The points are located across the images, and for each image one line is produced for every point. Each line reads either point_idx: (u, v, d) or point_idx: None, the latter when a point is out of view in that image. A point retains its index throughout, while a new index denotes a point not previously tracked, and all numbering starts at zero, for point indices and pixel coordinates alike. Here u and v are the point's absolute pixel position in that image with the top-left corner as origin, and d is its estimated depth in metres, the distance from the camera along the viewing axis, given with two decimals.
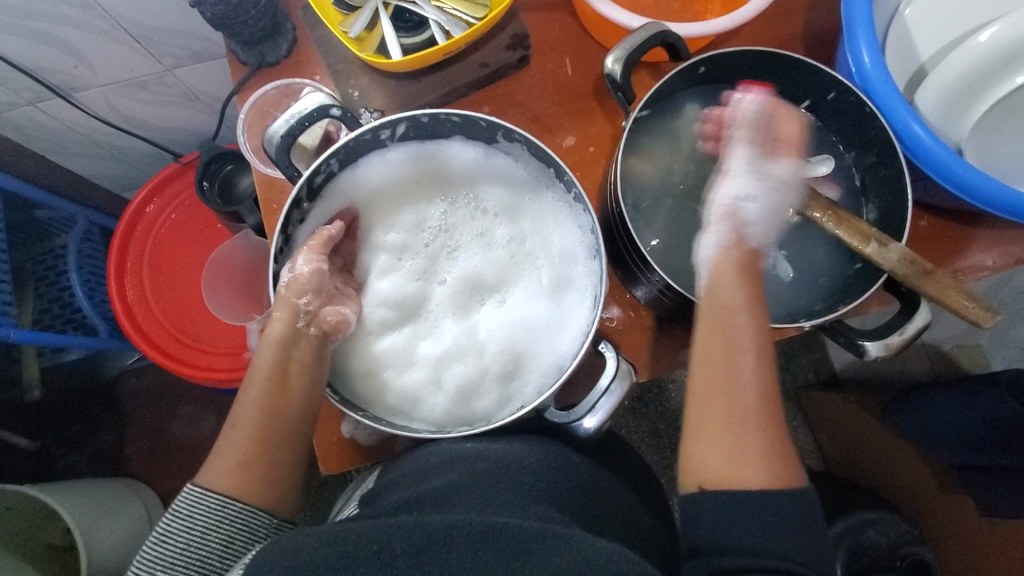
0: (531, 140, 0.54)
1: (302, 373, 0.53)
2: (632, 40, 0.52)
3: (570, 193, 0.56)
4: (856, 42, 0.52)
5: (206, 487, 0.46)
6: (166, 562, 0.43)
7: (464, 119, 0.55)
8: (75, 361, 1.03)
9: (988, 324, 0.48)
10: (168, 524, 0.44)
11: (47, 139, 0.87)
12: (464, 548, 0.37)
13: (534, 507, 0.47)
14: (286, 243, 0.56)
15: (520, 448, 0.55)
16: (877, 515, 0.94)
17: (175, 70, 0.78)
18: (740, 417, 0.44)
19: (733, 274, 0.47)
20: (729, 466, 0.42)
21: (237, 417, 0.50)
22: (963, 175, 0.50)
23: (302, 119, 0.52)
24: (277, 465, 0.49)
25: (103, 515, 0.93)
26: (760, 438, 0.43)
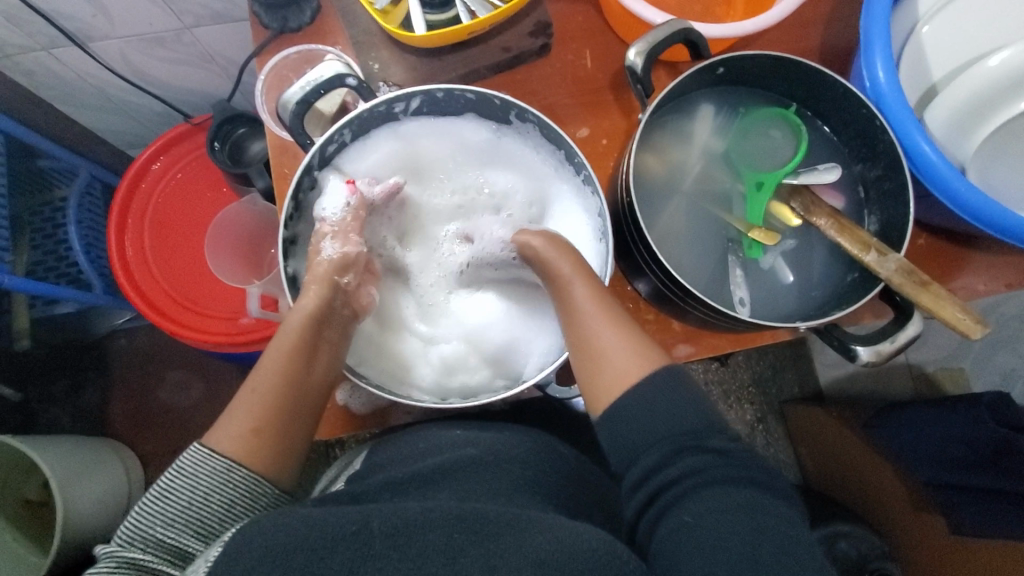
0: (544, 121, 0.54)
1: (329, 347, 0.53)
2: (655, 34, 0.53)
3: (580, 176, 0.57)
4: (872, 56, 0.53)
5: (213, 449, 0.46)
6: (166, 517, 0.44)
7: (478, 96, 0.55)
8: (66, 314, 1.02)
9: (977, 336, 0.48)
10: (171, 481, 0.45)
11: (57, 87, 0.86)
12: (441, 530, 0.37)
13: (516, 497, 0.48)
14: (297, 208, 0.56)
15: (507, 437, 0.56)
16: (850, 528, 0.96)
17: (195, 29, 0.78)
18: (594, 326, 0.48)
19: (567, 256, 0.51)
20: (595, 370, 0.47)
21: (255, 379, 0.49)
22: (965, 193, 0.51)
23: (318, 87, 0.52)
24: (287, 435, 0.49)
25: (83, 473, 0.93)
26: (617, 336, 0.47)
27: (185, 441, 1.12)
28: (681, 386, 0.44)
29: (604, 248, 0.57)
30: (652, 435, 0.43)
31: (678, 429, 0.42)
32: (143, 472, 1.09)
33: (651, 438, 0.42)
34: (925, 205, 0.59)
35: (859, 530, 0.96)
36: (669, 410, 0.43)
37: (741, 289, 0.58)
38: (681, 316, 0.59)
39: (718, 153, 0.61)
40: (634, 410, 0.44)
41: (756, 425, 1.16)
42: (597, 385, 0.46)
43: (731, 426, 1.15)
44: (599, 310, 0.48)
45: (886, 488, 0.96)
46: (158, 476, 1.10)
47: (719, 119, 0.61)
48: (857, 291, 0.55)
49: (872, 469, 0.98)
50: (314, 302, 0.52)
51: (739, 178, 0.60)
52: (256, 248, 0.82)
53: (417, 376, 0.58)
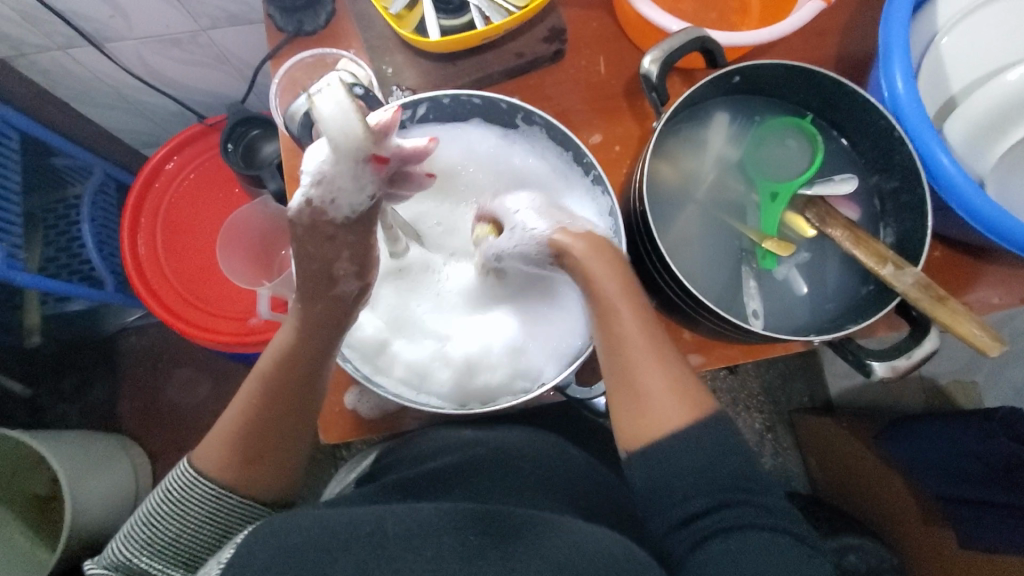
0: (551, 123, 0.55)
1: (321, 373, 0.50)
2: (671, 42, 0.53)
3: (589, 176, 0.57)
4: (890, 67, 0.53)
5: (199, 474, 0.48)
6: (157, 544, 0.47)
7: (486, 101, 0.57)
8: (77, 311, 1.03)
9: (994, 353, 0.47)
10: (161, 506, 0.47)
11: (74, 87, 0.87)
12: (457, 534, 0.36)
13: (531, 496, 0.47)
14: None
15: (516, 439, 0.56)
16: (860, 541, 0.95)
17: (210, 31, 0.78)
18: (636, 361, 0.45)
19: (607, 270, 0.47)
20: (637, 408, 0.44)
21: (240, 402, 0.49)
22: (983, 208, 0.50)
23: None
24: (273, 455, 0.49)
25: (91, 469, 0.93)
26: (659, 376, 0.44)
27: (193, 439, 1.13)
28: (728, 439, 0.43)
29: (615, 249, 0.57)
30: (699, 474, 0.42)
31: (727, 482, 0.41)
32: (151, 468, 1.10)
33: (694, 490, 0.41)
34: (942, 217, 0.58)
35: (868, 543, 0.95)
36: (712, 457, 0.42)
37: (755, 300, 0.57)
38: (694, 326, 0.59)
39: (732, 162, 0.61)
40: (671, 457, 0.42)
41: (764, 434, 1.15)
42: (635, 415, 0.44)
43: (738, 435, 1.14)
44: (644, 344, 0.45)
45: (898, 503, 0.95)
46: (165, 473, 1.11)
47: (733, 127, 0.61)
48: (872, 305, 0.54)
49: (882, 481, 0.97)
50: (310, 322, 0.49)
51: (753, 187, 0.60)
52: (267, 249, 0.83)
53: (430, 382, 0.58)
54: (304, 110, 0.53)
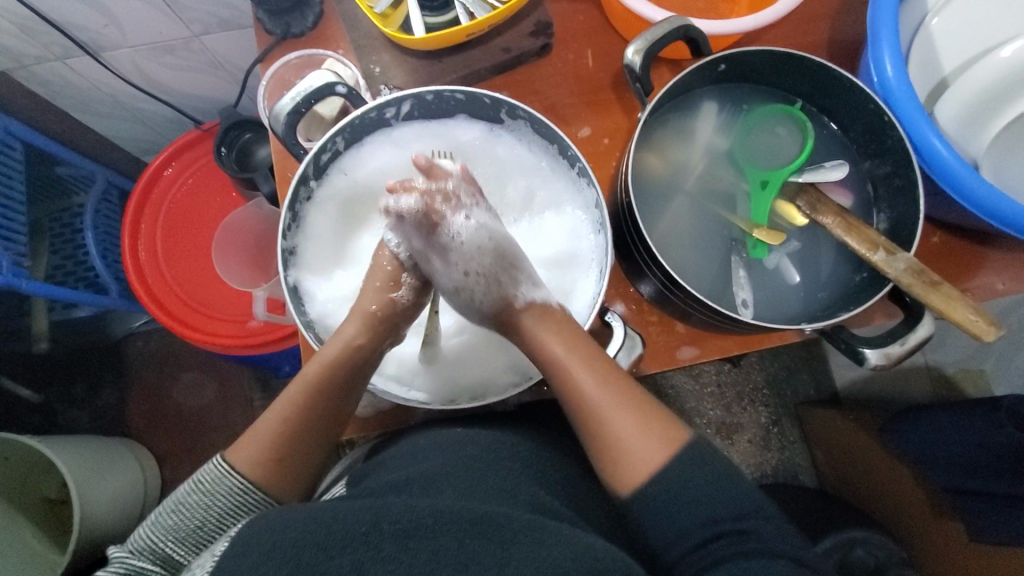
0: (535, 116, 0.54)
1: (358, 389, 0.53)
2: (654, 31, 0.52)
3: (574, 168, 0.57)
4: (879, 51, 0.52)
5: (233, 467, 0.48)
6: (181, 532, 0.46)
7: (468, 97, 0.56)
8: (83, 318, 1.05)
9: (989, 339, 0.46)
10: (189, 494, 0.47)
11: (73, 97, 0.88)
12: (452, 536, 0.36)
13: (524, 490, 0.47)
14: (295, 220, 0.56)
15: (507, 436, 0.56)
16: (867, 534, 0.94)
17: (202, 37, 0.79)
18: (602, 415, 0.48)
19: (556, 333, 0.51)
20: (614, 455, 0.47)
21: (280, 408, 0.50)
22: (977, 190, 0.49)
23: (308, 97, 0.53)
24: (302, 465, 0.50)
25: (99, 473, 0.95)
26: (626, 422, 0.47)
27: (200, 442, 1.14)
28: (708, 464, 0.45)
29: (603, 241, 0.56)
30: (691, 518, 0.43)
31: (722, 510, 0.43)
32: (160, 471, 1.11)
33: (690, 524, 0.43)
34: (937, 202, 0.57)
35: (876, 537, 0.94)
36: (699, 495, 0.44)
37: (744, 290, 0.57)
38: (685, 318, 0.58)
39: (721, 152, 0.60)
40: (663, 496, 0.45)
41: (770, 428, 1.14)
42: (614, 466, 0.47)
43: (744, 429, 1.14)
44: (608, 397, 0.48)
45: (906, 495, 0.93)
46: (174, 476, 1.12)
47: (722, 117, 0.60)
48: (865, 292, 0.54)
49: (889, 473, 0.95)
50: (359, 334, 0.52)
51: (744, 176, 0.59)
52: (263, 252, 0.83)
53: (423, 380, 0.57)
54: (289, 109, 0.53)
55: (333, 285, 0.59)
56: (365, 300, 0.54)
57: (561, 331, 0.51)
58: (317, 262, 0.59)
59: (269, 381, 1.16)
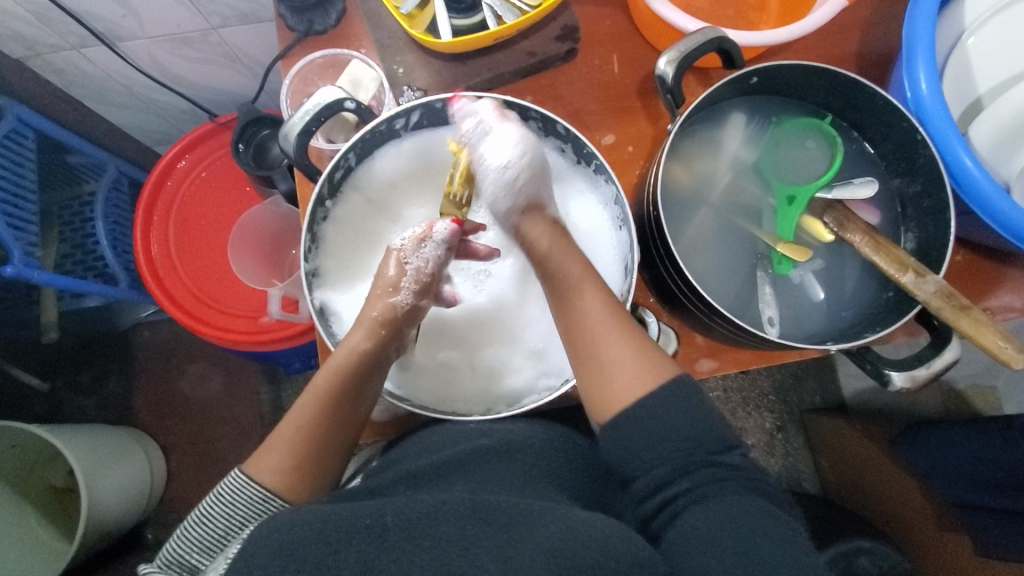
0: (556, 120, 0.53)
1: (375, 390, 0.52)
2: (687, 42, 0.52)
3: (592, 168, 0.55)
4: (914, 68, 0.52)
5: (251, 477, 0.46)
6: (205, 543, 0.45)
7: (481, 101, 0.54)
8: (92, 308, 1.04)
9: (1020, 366, 0.45)
10: (210, 506, 0.46)
11: (88, 85, 0.87)
12: (455, 523, 0.35)
13: (534, 487, 0.46)
14: (313, 241, 0.55)
15: (528, 427, 0.54)
16: (872, 544, 0.94)
17: (221, 30, 0.78)
18: (596, 333, 0.48)
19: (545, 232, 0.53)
20: (605, 381, 0.47)
21: (295, 415, 0.49)
22: (1009, 213, 0.49)
23: (316, 116, 0.51)
24: (322, 469, 0.49)
25: (107, 464, 0.94)
26: (618, 345, 0.47)
27: (206, 432, 1.14)
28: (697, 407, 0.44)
29: (625, 236, 0.55)
30: (662, 450, 0.43)
31: (691, 445, 0.43)
32: (165, 462, 1.11)
33: (663, 453, 0.43)
34: (964, 222, 0.56)
35: (881, 547, 0.93)
36: (672, 426, 0.43)
37: (770, 307, 0.56)
38: (707, 331, 0.58)
39: (746, 165, 0.60)
40: (644, 423, 0.44)
41: (775, 434, 1.15)
42: (605, 384, 0.46)
43: (749, 434, 1.14)
44: (599, 319, 0.49)
45: (911, 508, 0.94)
46: (180, 467, 1.12)
47: (750, 129, 0.59)
48: (891, 312, 0.53)
49: (900, 488, 0.95)
50: (369, 340, 0.51)
51: (769, 190, 0.58)
52: (278, 248, 0.83)
53: (457, 390, 0.56)
54: (299, 128, 0.51)
55: (357, 301, 0.58)
56: (368, 309, 0.53)
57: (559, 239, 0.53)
58: (339, 281, 0.58)
59: (276, 373, 1.16)
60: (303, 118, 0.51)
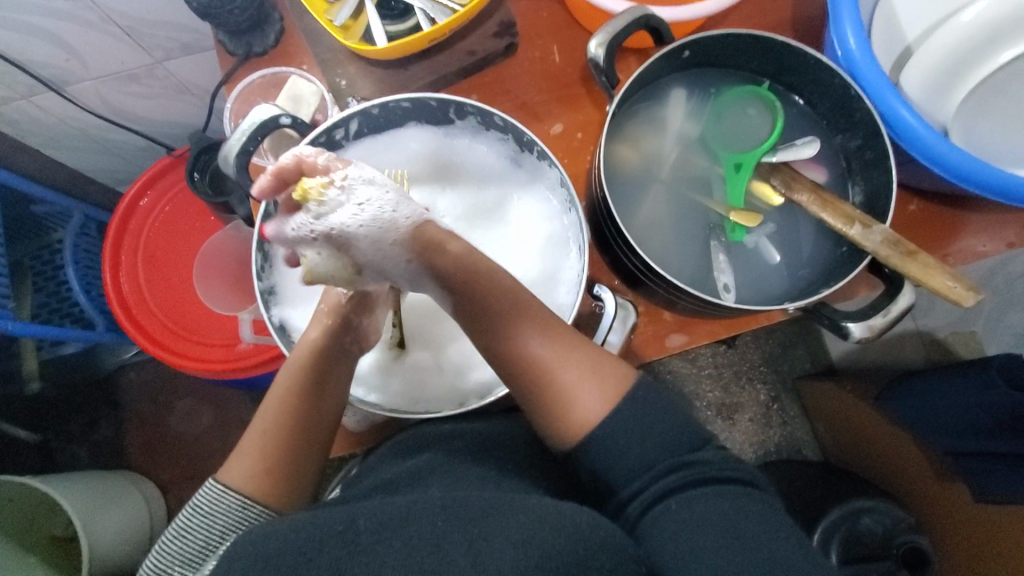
0: (488, 110, 0.53)
1: (340, 382, 0.51)
2: (615, 23, 0.52)
3: (534, 154, 0.55)
4: (840, 26, 0.52)
5: (228, 486, 0.44)
6: (183, 558, 0.42)
7: (415, 103, 0.55)
8: (74, 354, 1.03)
9: (969, 303, 0.47)
10: (187, 520, 0.43)
11: (43, 133, 0.87)
12: (424, 522, 0.34)
13: (511, 481, 0.45)
14: (267, 259, 0.55)
15: (499, 426, 0.55)
16: (873, 503, 0.96)
17: (166, 62, 0.79)
18: (545, 357, 0.46)
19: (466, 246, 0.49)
20: (562, 410, 0.45)
21: (264, 418, 0.47)
22: (948, 155, 0.50)
23: (254, 134, 0.51)
24: (300, 472, 0.47)
25: (103, 509, 0.93)
26: (577, 366, 0.45)
27: (202, 468, 1.13)
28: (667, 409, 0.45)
29: (576, 218, 0.55)
30: (649, 455, 0.43)
31: (675, 445, 0.43)
32: (164, 501, 1.11)
33: (645, 459, 0.42)
34: (909, 170, 0.57)
35: (883, 505, 0.95)
36: (651, 426, 0.43)
37: (725, 274, 0.56)
38: (671, 306, 0.59)
39: (692, 139, 0.60)
40: (615, 433, 0.43)
41: (770, 405, 1.15)
42: (566, 412, 0.44)
43: (743, 409, 1.14)
44: (547, 346, 0.46)
45: (909, 462, 0.95)
46: (180, 505, 1.12)
47: (691, 103, 0.60)
48: (845, 266, 0.54)
49: (896, 445, 0.96)
50: (318, 332, 0.51)
51: (716, 160, 0.59)
52: (246, 273, 0.83)
53: (429, 391, 0.56)
54: (237, 149, 0.51)
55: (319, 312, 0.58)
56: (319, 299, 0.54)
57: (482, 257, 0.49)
58: (299, 296, 0.58)
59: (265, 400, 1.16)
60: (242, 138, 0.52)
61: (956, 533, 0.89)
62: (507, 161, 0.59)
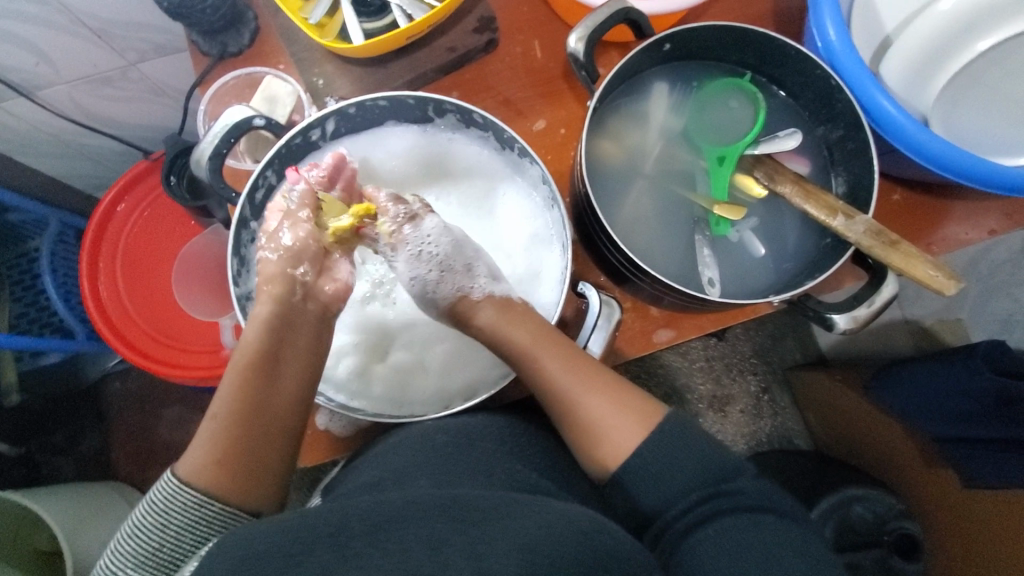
0: (464, 106, 0.52)
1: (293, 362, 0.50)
2: (594, 17, 0.51)
3: (515, 151, 0.54)
4: (820, 16, 0.52)
5: (183, 482, 0.42)
6: (136, 559, 0.40)
7: (391, 102, 0.53)
8: (55, 365, 1.01)
9: (951, 292, 0.47)
10: (141, 518, 0.41)
11: (15, 140, 0.85)
12: (423, 522, 0.31)
13: (502, 468, 0.44)
14: (244, 265, 0.54)
15: (485, 417, 0.52)
16: (864, 491, 0.97)
17: (140, 64, 0.77)
18: (572, 395, 0.47)
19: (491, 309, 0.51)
20: (595, 440, 0.46)
21: (217, 407, 0.46)
22: (928, 143, 0.50)
23: (227, 135, 0.50)
24: (259, 467, 0.45)
25: (88, 521, 0.92)
26: (602, 403, 0.46)
27: None
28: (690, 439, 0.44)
29: (558, 215, 0.54)
30: (681, 485, 0.43)
31: (707, 474, 0.43)
32: None
33: (678, 489, 0.43)
34: (892, 160, 0.57)
35: (874, 493, 0.97)
36: (678, 456, 0.43)
37: (710, 268, 0.56)
38: (657, 301, 0.58)
39: (675, 133, 0.60)
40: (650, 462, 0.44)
41: (761, 396, 1.15)
42: (596, 441, 0.45)
43: (735, 401, 1.15)
44: (574, 380, 0.47)
45: (900, 449, 0.96)
46: None
47: (674, 96, 0.59)
48: (828, 258, 0.54)
49: (886, 433, 0.96)
50: (268, 308, 0.51)
51: (700, 153, 0.59)
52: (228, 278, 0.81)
53: (415, 393, 0.55)
54: (210, 152, 0.50)
55: None
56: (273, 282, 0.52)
57: (506, 311, 0.51)
58: None
59: None
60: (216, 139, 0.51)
61: (950, 520, 0.90)
62: (487, 158, 0.58)
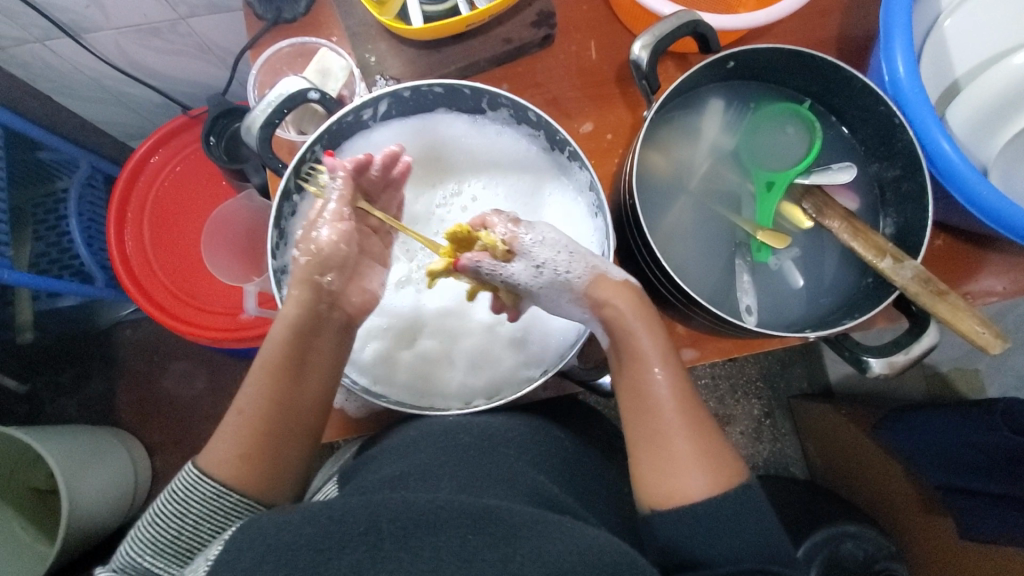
0: (521, 103, 0.52)
1: (320, 358, 0.49)
2: (662, 26, 0.50)
3: (565, 153, 0.54)
4: (890, 51, 0.51)
5: (203, 472, 0.44)
6: (157, 543, 0.43)
7: (447, 89, 0.53)
8: (70, 308, 1.02)
9: (996, 350, 0.46)
10: (164, 505, 0.44)
11: (55, 79, 0.85)
12: (452, 532, 0.32)
13: (522, 476, 0.44)
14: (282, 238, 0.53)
15: (504, 421, 0.52)
16: (859, 529, 0.95)
17: (189, 19, 0.76)
18: (665, 425, 0.45)
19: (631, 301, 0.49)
20: (662, 475, 0.44)
21: (244, 404, 0.46)
22: (986, 196, 0.49)
23: (280, 106, 0.49)
24: (276, 465, 0.46)
25: (88, 465, 0.93)
26: (688, 446, 0.44)
27: (190, 432, 1.12)
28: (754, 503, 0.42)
29: (602, 223, 0.54)
30: (734, 543, 0.40)
31: (760, 543, 0.40)
32: (150, 462, 1.10)
33: (741, 548, 0.40)
34: (944, 206, 0.56)
35: (867, 531, 0.95)
36: (735, 518, 0.41)
37: (748, 295, 0.56)
38: (687, 321, 0.58)
39: (725, 152, 0.59)
40: (710, 511, 0.41)
41: (763, 421, 1.15)
42: (659, 475, 0.44)
43: (738, 422, 1.14)
44: (678, 411, 0.45)
45: (900, 491, 0.95)
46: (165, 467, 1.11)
47: (728, 115, 0.58)
48: (869, 299, 0.53)
49: (887, 475, 0.96)
50: (296, 303, 0.49)
51: (748, 176, 0.58)
52: (255, 244, 0.81)
53: (436, 384, 0.55)
54: (261, 120, 0.49)
55: None
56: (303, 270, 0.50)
57: (644, 315, 0.48)
58: None
59: None
60: (268, 108, 0.50)
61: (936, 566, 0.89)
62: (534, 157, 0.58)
